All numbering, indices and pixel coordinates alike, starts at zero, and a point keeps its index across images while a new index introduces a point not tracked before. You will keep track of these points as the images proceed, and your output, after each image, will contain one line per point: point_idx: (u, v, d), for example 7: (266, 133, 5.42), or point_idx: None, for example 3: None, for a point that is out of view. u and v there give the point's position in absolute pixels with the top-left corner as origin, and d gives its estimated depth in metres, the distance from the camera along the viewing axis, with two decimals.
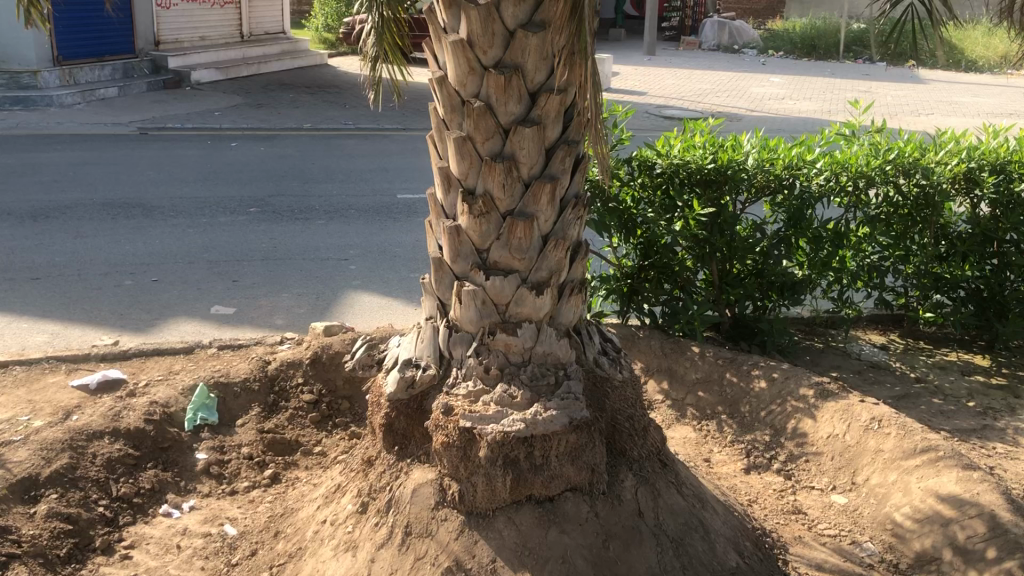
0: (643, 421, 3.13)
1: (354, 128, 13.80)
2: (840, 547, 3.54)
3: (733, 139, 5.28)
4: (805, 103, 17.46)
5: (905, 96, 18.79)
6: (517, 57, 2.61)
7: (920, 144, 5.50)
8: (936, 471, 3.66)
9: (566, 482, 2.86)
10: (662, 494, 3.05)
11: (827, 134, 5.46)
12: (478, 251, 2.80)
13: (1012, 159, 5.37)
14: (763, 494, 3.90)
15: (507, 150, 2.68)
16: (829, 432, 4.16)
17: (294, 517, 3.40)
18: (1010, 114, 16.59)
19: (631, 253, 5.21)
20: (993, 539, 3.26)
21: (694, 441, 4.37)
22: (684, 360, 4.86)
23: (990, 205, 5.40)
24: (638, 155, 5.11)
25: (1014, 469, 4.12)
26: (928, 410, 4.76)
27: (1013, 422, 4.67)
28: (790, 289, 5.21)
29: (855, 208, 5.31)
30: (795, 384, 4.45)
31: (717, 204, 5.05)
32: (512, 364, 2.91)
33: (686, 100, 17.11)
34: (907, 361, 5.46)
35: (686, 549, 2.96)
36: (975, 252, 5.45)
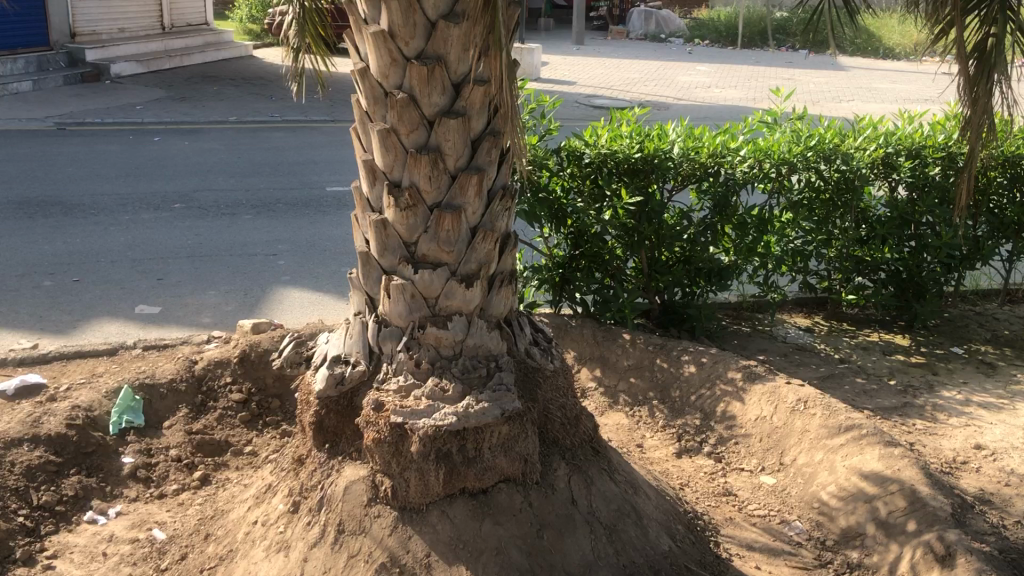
0: (575, 409, 3.15)
1: (281, 120, 13.58)
2: (769, 526, 3.62)
3: (659, 128, 5.33)
4: (731, 91, 17.72)
5: (827, 83, 19.24)
6: (440, 49, 2.59)
7: (839, 130, 5.64)
8: (859, 449, 3.77)
9: (500, 473, 2.87)
10: (595, 481, 3.07)
11: (750, 121, 5.54)
12: (405, 244, 2.77)
13: (926, 145, 5.60)
14: (695, 477, 3.96)
15: (433, 142, 2.66)
16: (757, 414, 4.25)
17: (225, 518, 3.33)
18: (924, 99, 17.12)
19: (562, 243, 5.23)
20: (913, 513, 3.37)
21: (627, 427, 4.40)
22: (615, 348, 4.91)
23: (908, 188, 5.58)
24: (567, 145, 5.13)
25: (933, 445, 4.26)
26: (852, 390, 4.89)
27: (931, 398, 4.83)
28: (718, 275, 5.29)
29: (779, 194, 5.42)
30: (724, 367, 4.54)
31: (645, 193, 5.10)
32: (443, 358, 2.89)
33: (615, 89, 17.26)
34: (831, 342, 5.60)
35: (619, 535, 2.99)
36: (893, 235, 5.59)
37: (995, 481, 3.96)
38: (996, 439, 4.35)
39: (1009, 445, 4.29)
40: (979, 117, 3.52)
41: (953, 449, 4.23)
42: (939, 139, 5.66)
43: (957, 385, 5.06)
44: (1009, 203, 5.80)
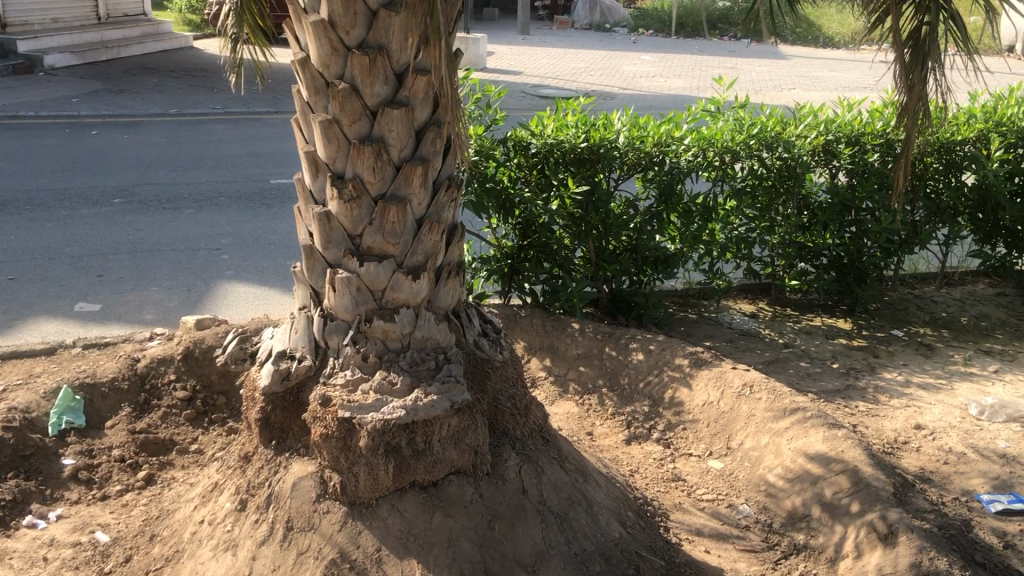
0: (524, 400, 3.15)
1: (223, 111, 13.34)
2: (717, 511, 3.67)
3: (604, 117, 5.34)
4: (676, 81, 17.86)
5: (768, 72, 19.49)
6: (382, 38, 2.57)
7: (781, 118, 5.71)
8: (804, 432, 3.84)
9: (450, 465, 2.86)
10: (546, 470, 3.07)
11: (694, 110, 5.60)
12: (350, 237, 2.74)
13: (865, 131, 5.70)
14: (644, 463, 3.99)
15: (376, 132, 2.63)
16: (704, 399, 4.31)
17: (171, 518, 3.27)
18: (863, 87, 17.46)
19: (509, 233, 5.22)
20: (856, 493, 3.43)
21: (577, 415, 4.42)
22: (564, 337, 4.92)
23: (848, 174, 5.68)
24: (513, 135, 5.11)
25: (875, 426, 4.35)
26: (796, 374, 4.98)
27: (873, 380, 4.94)
28: (664, 263, 5.35)
29: (722, 181, 5.49)
30: (671, 354, 4.60)
31: (591, 182, 5.11)
32: (391, 351, 2.86)
33: (561, 79, 17.29)
34: (775, 328, 5.69)
35: (570, 523, 2.99)
36: (834, 221, 5.69)
37: (935, 460, 4.05)
38: (935, 419, 4.46)
39: (947, 425, 4.41)
40: (915, 103, 3.62)
41: (895, 430, 4.33)
42: (877, 126, 5.78)
43: (897, 367, 5.17)
44: (945, 187, 5.94)
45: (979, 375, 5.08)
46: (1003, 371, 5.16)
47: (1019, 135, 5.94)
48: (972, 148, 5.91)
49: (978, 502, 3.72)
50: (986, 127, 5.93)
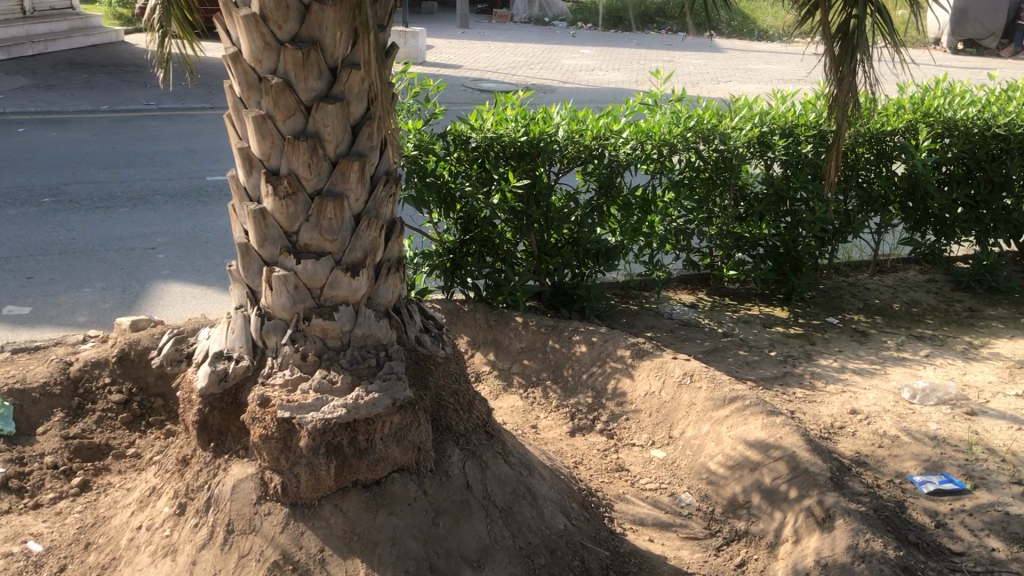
0: (467, 395, 3.14)
1: (156, 107, 13.04)
2: (659, 500, 3.71)
3: (543, 111, 5.33)
4: (614, 74, 17.97)
5: (705, 64, 19.73)
6: (315, 32, 2.53)
7: (717, 111, 5.77)
8: (743, 419, 3.91)
9: (393, 463, 2.83)
10: (490, 465, 3.07)
11: (632, 104, 5.60)
12: (286, 234, 2.69)
13: (799, 123, 5.80)
14: (588, 454, 4.02)
15: (311, 128, 2.59)
16: (646, 390, 4.35)
17: (107, 525, 3.20)
18: (797, 80, 17.78)
19: (451, 228, 5.20)
20: (794, 479, 3.50)
21: (521, 409, 4.42)
22: (508, 331, 4.92)
23: (782, 166, 5.79)
24: (452, 129, 5.07)
25: (812, 412, 4.45)
26: (735, 362, 5.06)
27: (809, 367, 5.04)
28: (605, 255, 5.37)
29: (661, 174, 5.55)
30: (613, 346, 4.63)
31: (532, 175, 5.13)
32: (331, 350, 2.83)
33: (500, 72, 17.28)
34: (715, 317, 5.77)
35: (515, 517, 3.00)
36: (770, 211, 5.80)
37: (869, 444, 4.15)
38: (869, 404, 4.57)
39: (881, 409, 4.52)
40: (844, 95, 3.72)
41: (831, 415, 4.43)
42: (811, 117, 5.86)
43: (832, 353, 5.29)
44: (876, 177, 6.08)
45: (910, 360, 5.22)
46: (933, 355, 5.30)
47: (946, 125, 6.10)
48: (901, 138, 6.07)
49: (911, 483, 3.82)
50: (915, 117, 6.06)
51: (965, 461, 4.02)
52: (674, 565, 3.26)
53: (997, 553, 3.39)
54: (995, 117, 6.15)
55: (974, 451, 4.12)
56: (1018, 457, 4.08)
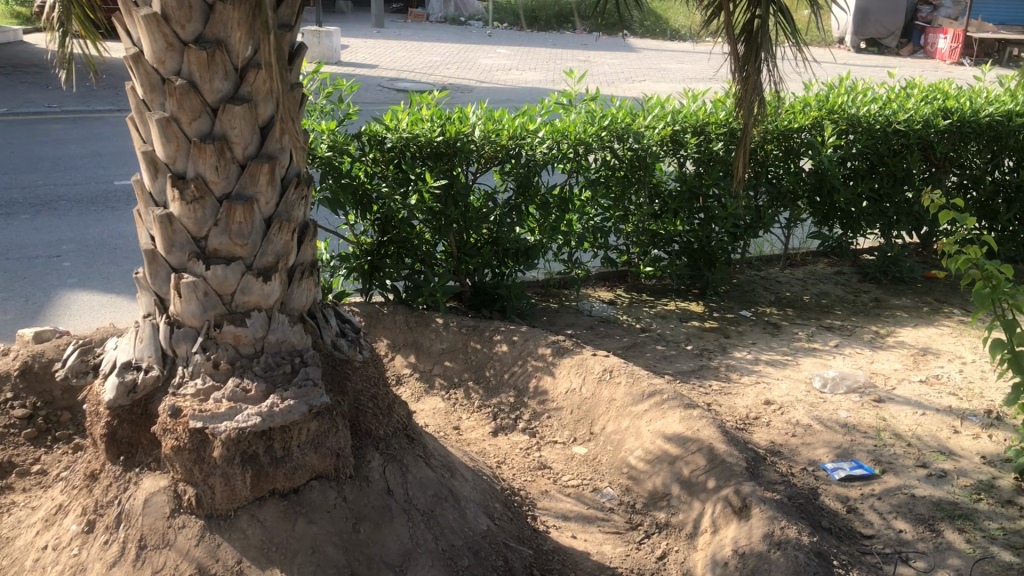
0: (387, 398, 3.10)
1: (59, 110, 12.56)
2: (582, 495, 3.74)
3: (459, 111, 5.30)
4: (530, 74, 18.03)
5: (619, 64, 19.96)
6: (219, 32, 2.47)
7: (630, 110, 5.84)
8: (661, 413, 3.98)
9: (311, 471, 2.78)
10: (410, 468, 3.04)
11: (547, 103, 5.63)
12: (194, 239, 2.62)
13: (709, 121, 5.90)
14: (511, 453, 4.02)
15: (217, 130, 2.53)
16: (567, 387, 4.39)
17: (12, 546, 3.06)
18: (708, 79, 18.13)
19: (368, 229, 5.13)
20: (712, 470, 3.57)
21: (443, 410, 4.40)
22: (428, 333, 4.89)
23: (695, 163, 5.90)
24: (367, 129, 4.99)
25: (728, 403, 4.54)
26: (653, 357, 5.14)
27: (724, 360, 5.15)
28: (524, 254, 5.40)
29: (577, 173, 5.61)
30: (534, 344, 4.66)
31: (449, 175, 5.11)
32: (244, 357, 2.76)
33: (416, 72, 17.18)
34: (633, 313, 5.84)
35: (437, 520, 2.98)
36: (683, 208, 5.91)
37: (783, 433, 4.26)
38: (783, 394, 4.70)
39: (794, 399, 4.64)
40: (750, 93, 3.79)
41: (746, 406, 4.53)
42: (721, 115, 5.97)
43: (746, 346, 5.41)
44: (784, 173, 6.26)
45: (821, 350, 5.37)
46: (842, 345, 5.48)
47: (850, 122, 6.29)
48: (808, 135, 6.24)
49: (824, 470, 3.94)
50: (821, 115, 6.24)
51: (874, 447, 4.16)
52: (597, 561, 3.29)
53: (905, 534, 3.51)
54: (896, 114, 6.38)
55: (881, 436, 4.26)
56: (922, 441, 4.24)
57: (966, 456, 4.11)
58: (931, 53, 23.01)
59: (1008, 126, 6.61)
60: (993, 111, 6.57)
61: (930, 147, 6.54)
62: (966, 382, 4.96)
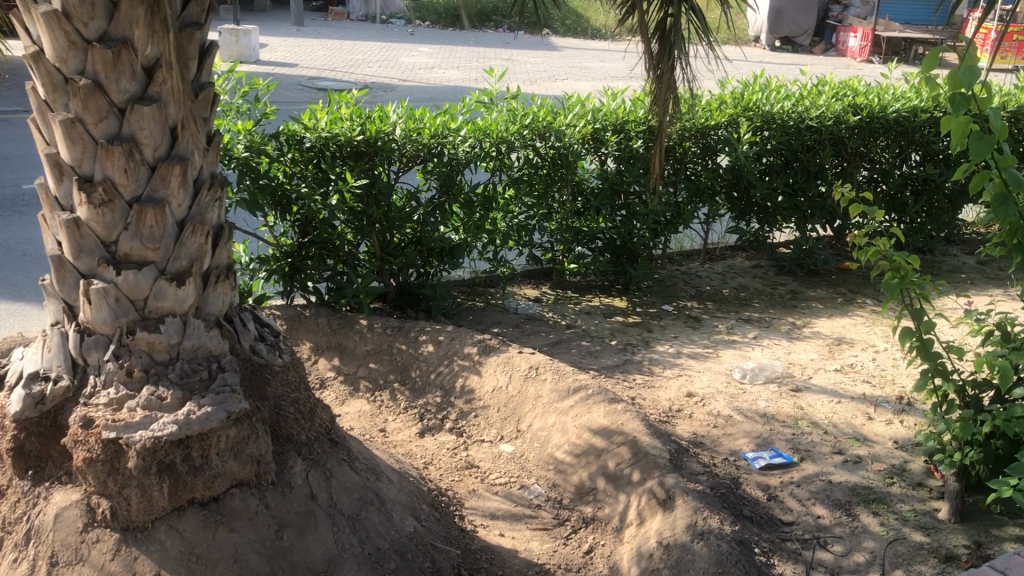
0: (309, 403, 3.03)
1: None
2: (509, 493, 3.75)
3: (379, 109, 5.26)
4: (453, 73, 17.98)
5: (540, 63, 20.04)
6: (124, 30, 2.40)
7: (551, 108, 5.88)
8: (587, 408, 4.01)
9: (231, 478, 2.72)
10: (335, 473, 2.99)
11: (468, 102, 5.66)
12: (104, 244, 2.54)
13: (629, 119, 5.97)
14: (438, 454, 4.01)
15: (126, 131, 2.45)
16: (494, 385, 4.39)
17: None
18: (628, 77, 18.36)
19: (288, 231, 5.04)
20: (636, 463, 3.61)
21: (368, 413, 4.36)
22: (352, 335, 4.84)
23: (615, 161, 5.96)
24: (285, 129, 4.91)
25: (651, 397, 4.61)
26: (578, 353, 5.18)
27: (647, 354, 5.22)
28: (449, 253, 5.40)
29: (501, 171, 5.62)
30: (460, 344, 4.65)
31: (370, 175, 5.06)
32: (159, 364, 2.67)
33: (338, 71, 16.99)
34: (558, 310, 5.88)
35: (362, 524, 2.94)
36: (605, 205, 5.96)
37: (705, 424, 4.34)
38: (704, 386, 4.79)
39: (715, 391, 4.73)
40: (665, 91, 3.85)
41: (669, 399, 4.60)
42: (639, 113, 6.05)
43: (668, 339, 5.49)
44: (703, 169, 6.35)
45: (740, 342, 5.49)
46: (760, 336, 5.61)
47: (765, 119, 6.44)
48: (724, 132, 6.36)
49: (745, 460, 4.02)
50: (736, 112, 6.39)
51: (792, 435, 4.27)
52: (524, 558, 3.30)
53: (823, 519, 3.61)
54: (808, 110, 6.56)
55: (799, 425, 4.38)
56: (838, 429, 4.37)
57: (879, 442, 4.25)
58: (841, 52, 23.72)
59: (913, 122, 6.87)
60: (899, 107, 6.83)
61: (841, 142, 6.74)
62: (878, 370, 5.12)
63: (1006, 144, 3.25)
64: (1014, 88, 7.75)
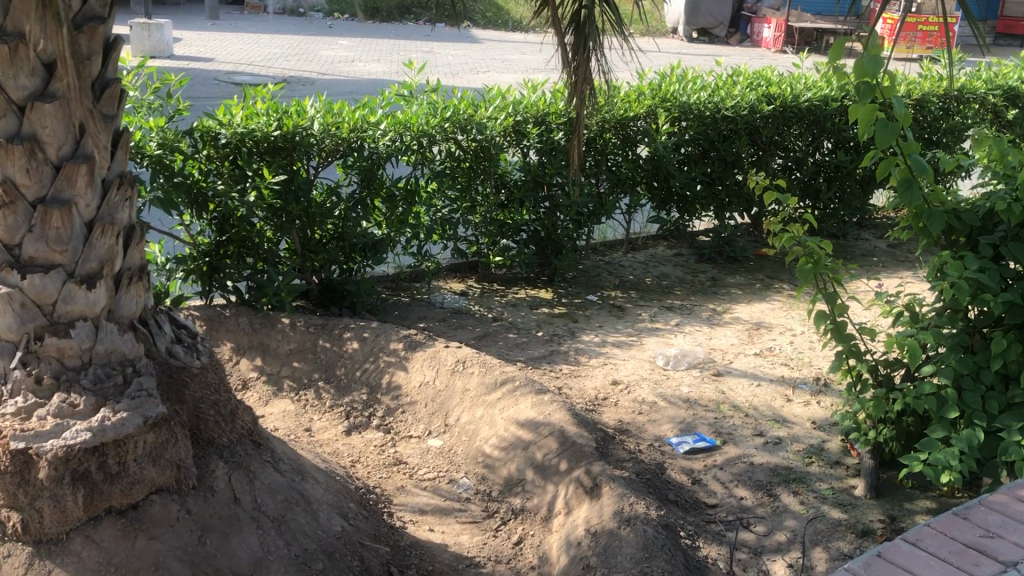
0: (230, 404, 2.93)
1: None
2: (437, 488, 3.75)
3: (296, 104, 5.19)
4: (374, 65, 17.79)
5: (462, 56, 19.97)
6: (21, 24, 2.31)
7: (472, 100, 5.86)
8: (514, 400, 4.03)
9: (149, 485, 2.66)
10: (258, 475, 2.93)
11: (387, 95, 5.62)
12: (7, 247, 2.45)
13: (550, 111, 5.99)
14: (365, 452, 3.97)
15: (26, 130, 2.37)
16: (421, 380, 4.37)
17: None
18: (549, 70, 18.44)
19: (206, 229, 4.92)
20: (564, 453, 3.64)
21: (293, 413, 4.30)
22: (274, 334, 4.76)
23: (537, 153, 5.99)
24: (199, 125, 4.79)
25: (578, 386, 4.65)
26: (505, 345, 5.19)
27: (573, 344, 5.26)
28: (372, 248, 5.34)
29: (422, 165, 5.58)
30: (385, 339, 4.61)
31: (289, 170, 4.99)
32: (69, 370, 2.58)
33: (256, 65, 16.66)
34: (484, 303, 5.88)
35: (289, 525, 2.90)
36: (529, 197, 5.98)
37: (631, 412, 4.40)
38: (629, 373, 4.86)
39: (639, 377, 4.81)
40: (581, 83, 3.88)
41: (595, 388, 4.65)
42: (559, 105, 6.07)
43: (594, 329, 5.54)
44: (624, 160, 6.44)
45: (663, 329, 5.58)
46: (683, 323, 5.70)
47: (681, 109, 6.54)
48: (643, 123, 6.46)
49: (670, 445, 4.09)
50: (654, 103, 6.48)
51: (714, 419, 4.36)
52: (454, 552, 3.30)
53: (745, 501, 3.69)
54: (724, 100, 6.69)
55: (721, 409, 4.47)
56: (759, 411, 4.48)
57: (798, 423, 4.37)
58: (756, 43, 24.22)
59: (824, 110, 7.07)
60: (811, 96, 7.02)
61: (756, 131, 6.87)
62: (796, 353, 5.26)
63: (910, 130, 3.34)
64: (919, 77, 8.03)
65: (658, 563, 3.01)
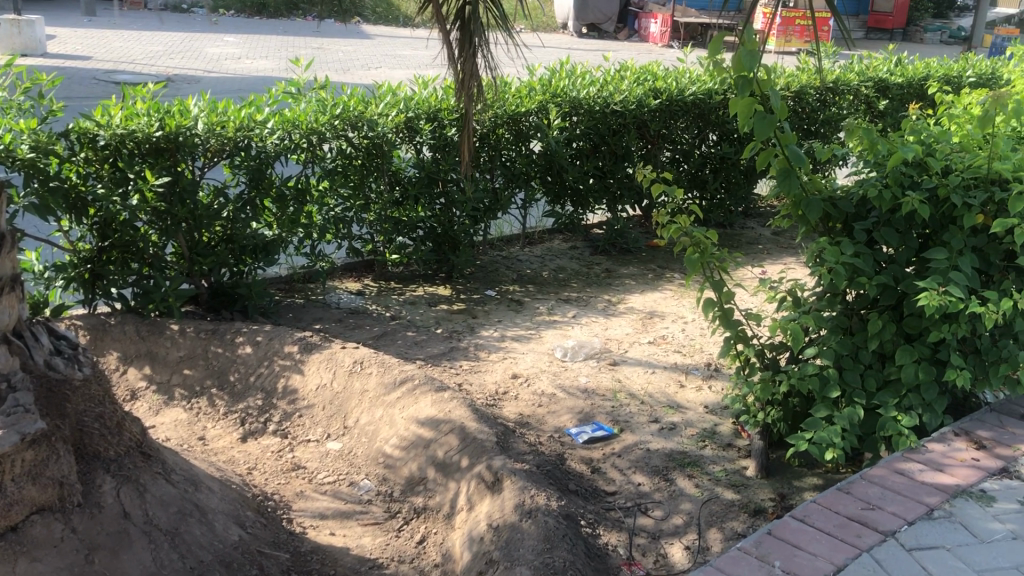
0: (116, 416, 2.82)
1: None
2: (338, 491, 3.71)
3: (179, 103, 5.04)
4: (262, 62, 17.39)
5: (352, 52, 19.71)
6: None
7: (363, 98, 5.81)
8: (413, 399, 4.02)
9: (30, 505, 2.55)
10: (149, 487, 2.84)
11: (275, 93, 5.50)
12: None
13: (441, 107, 5.97)
14: (262, 458, 3.89)
15: None
16: (318, 383, 4.30)
17: None
18: (440, 66, 18.36)
19: (86, 235, 4.74)
20: (465, 449, 3.65)
21: (186, 422, 4.17)
22: (163, 341, 4.61)
23: (431, 149, 5.96)
24: (75, 126, 4.60)
25: (477, 381, 4.66)
26: (404, 344, 5.16)
27: (472, 340, 5.27)
28: (264, 249, 5.22)
29: (312, 163, 5.48)
30: (279, 343, 4.52)
31: (173, 172, 4.82)
32: None
33: (136, 63, 16.05)
34: (381, 302, 5.83)
35: (182, 538, 2.81)
36: (423, 194, 5.96)
37: (530, 404, 4.44)
38: (528, 366, 4.90)
39: (538, 370, 4.85)
40: (470, 80, 3.89)
41: (495, 382, 4.67)
42: (450, 102, 6.07)
43: (492, 324, 5.56)
44: (516, 155, 6.48)
45: (560, 322, 5.64)
46: (579, 315, 5.78)
47: (572, 104, 6.60)
48: (535, 118, 6.50)
49: (569, 436, 4.14)
50: (544, 99, 6.53)
51: (612, 408, 4.44)
52: (357, 555, 3.27)
53: (643, 487, 3.77)
54: (612, 95, 6.80)
55: (618, 397, 4.56)
56: (654, 398, 4.58)
57: (691, 408, 4.49)
58: (644, 37, 24.70)
59: (708, 103, 7.27)
60: (695, 90, 7.21)
61: (644, 125, 7.02)
62: (689, 339, 5.41)
63: (787, 122, 3.46)
64: (797, 69, 8.33)
65: (560, 553, 3.04)
